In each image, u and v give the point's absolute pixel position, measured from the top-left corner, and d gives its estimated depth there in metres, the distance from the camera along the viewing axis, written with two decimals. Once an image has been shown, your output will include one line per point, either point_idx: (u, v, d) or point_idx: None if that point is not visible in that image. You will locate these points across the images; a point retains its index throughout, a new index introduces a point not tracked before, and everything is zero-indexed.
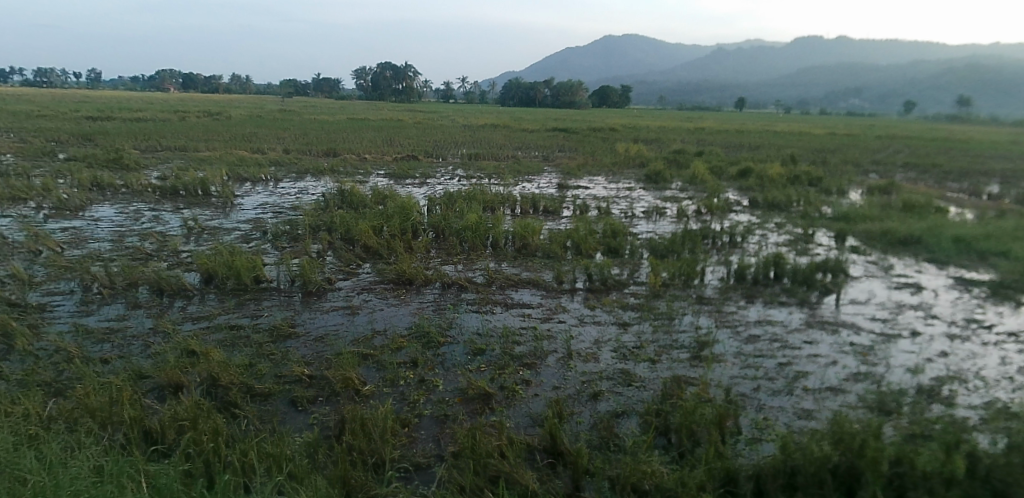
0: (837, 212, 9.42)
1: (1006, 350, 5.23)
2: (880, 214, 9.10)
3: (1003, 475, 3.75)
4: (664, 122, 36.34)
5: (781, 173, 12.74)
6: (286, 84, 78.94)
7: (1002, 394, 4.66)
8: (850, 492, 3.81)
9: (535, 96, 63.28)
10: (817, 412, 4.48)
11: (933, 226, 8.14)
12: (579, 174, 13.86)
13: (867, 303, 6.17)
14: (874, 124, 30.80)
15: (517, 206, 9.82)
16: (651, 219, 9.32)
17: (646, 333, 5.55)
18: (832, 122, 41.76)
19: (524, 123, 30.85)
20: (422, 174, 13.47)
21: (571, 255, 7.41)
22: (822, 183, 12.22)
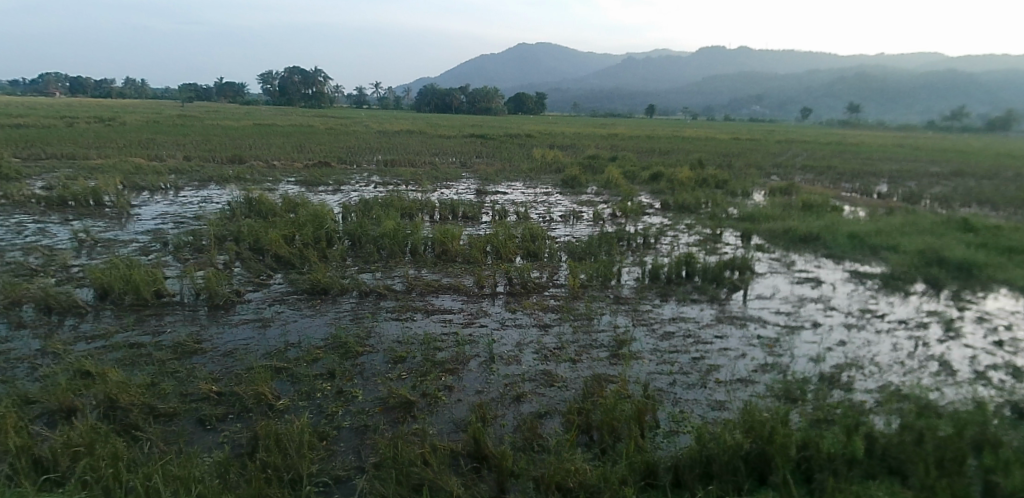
0: (742, 213, 9.94)
1: (896, 337, 5.65)
2: (782, 214, 9.66)
3: (897, 454, 4.12)
4: (576, 127, 37.47)
5: (690, 177, 13.33)
6: (193, 90, 74.92)
7: (894, 377, 5.03)
8: (761, 477, 4.10)
9: (455, 103, 63.53)
10: (729, 403, 4.71)
11: (830, 224, 8.72)
12: (496, 180, 13.99)
13: (772, 298, 6.51)
14: (775, 131, 32.82)
15: (436, 212, 9.79)
16: (569, 223, 9.51)
17: (566, 333, 5.64)
18: (732, 127, 44.32)
19: (440, 128, 30.72)
20: (335, 181, 13.22)
21: (490, 260, 7.46)
22: (728, 185, 12.87)
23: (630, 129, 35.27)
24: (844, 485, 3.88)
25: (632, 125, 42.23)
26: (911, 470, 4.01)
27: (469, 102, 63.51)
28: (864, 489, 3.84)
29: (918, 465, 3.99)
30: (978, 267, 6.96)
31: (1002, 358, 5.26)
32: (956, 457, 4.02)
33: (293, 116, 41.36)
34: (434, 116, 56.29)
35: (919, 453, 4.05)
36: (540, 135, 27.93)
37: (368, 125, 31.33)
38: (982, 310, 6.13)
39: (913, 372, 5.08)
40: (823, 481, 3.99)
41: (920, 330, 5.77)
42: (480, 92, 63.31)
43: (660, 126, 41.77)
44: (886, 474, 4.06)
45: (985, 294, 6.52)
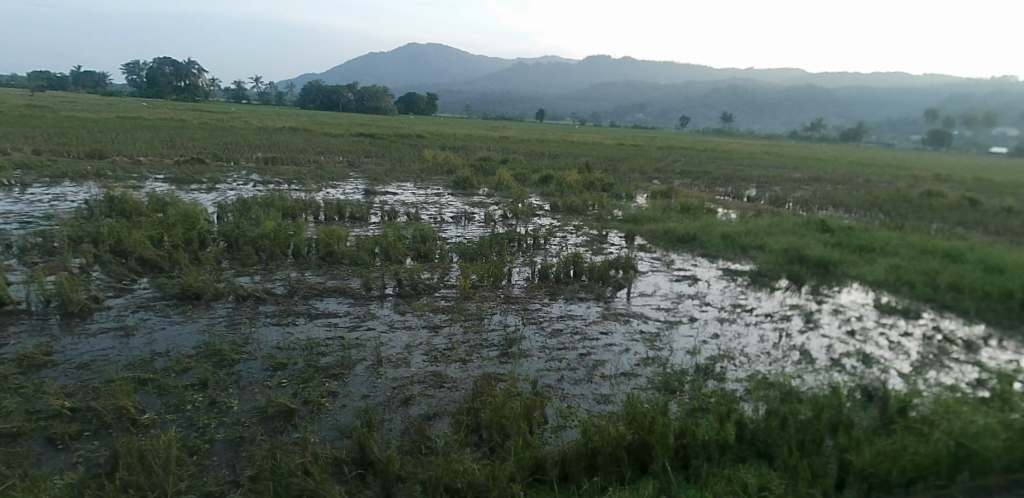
0: (626, 214, 10.43)
1: (763, 329, 6.14)
2: (663, 215, 10.25)
3: (764, 437, 4.48)
4: (468, 129, 37.80)
5: (578, 180, 13.83)
6: (53, 78, 67.88)
7: (761, 366, 5.45)
8: (642, 467, 4.31)
9: (353, 102, 62.02)
10: (612, 396, 4.92)
11: (706, 225, 9.36)
12: (385, 180, 13.84)
13: (653, 295, 6.87)
14: (657, 138, 34.85)
15: (321, 213, 9.51)
16: (460, 224, 9.56)
17: (457, 334, 5.66)
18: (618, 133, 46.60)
19: (330, 126, 29.74)
20: (210, 179, 12.51)
21: (379, 261, 7.35)
22: (613, 189, 13.48)
23: (525, 133, 35.91)
24: (716, 470, 4.17)
25: (527, 129, 43.05)
26: (774, 452, 4.37)
27: (366, 100, 62.23)
28: (734, 472, 4.14)
29: (781, 447, 4.36)
30: (833, 264, 7.73)
31: (852, 345, 5.84)
32: (813, 437, 4.42)
33: (168, 109, 38.62)
34: (328, 114, 54.61)
35: (781, 436, 4.43)
36: (436, 136, 27.78)
37: (252, 122, 29.88)
38: (835, 303, 6.79)
39: (778, 361, 5.53)
40: (697, 467, 4.27)
41: (783, 322, 6.29)
42: (379, 91, 62.27)
43: (554, 131, 42.92)
44: (753, 457, 4.40)
45: (839, 288, 7.24)
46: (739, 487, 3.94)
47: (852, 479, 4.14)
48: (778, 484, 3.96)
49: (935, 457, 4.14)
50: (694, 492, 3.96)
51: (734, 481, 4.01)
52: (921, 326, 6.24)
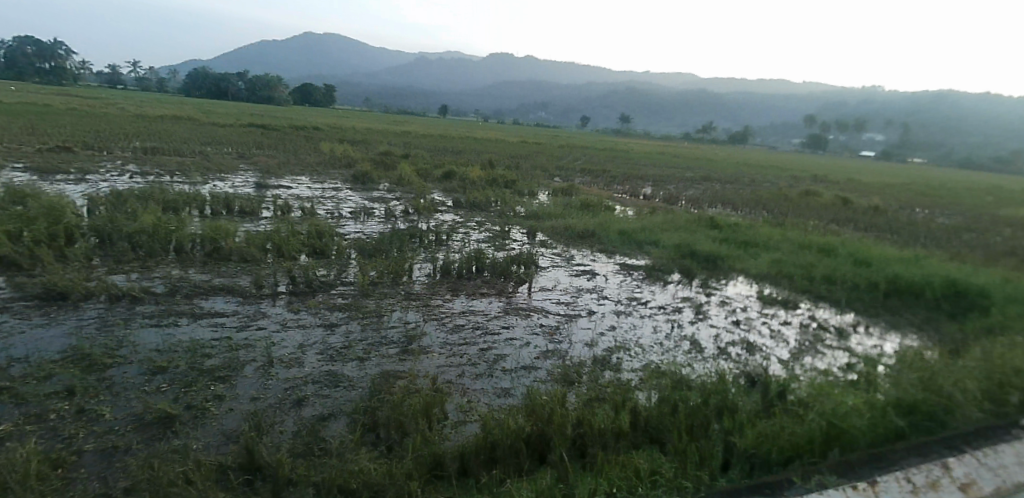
0: (529, 211, 10.63)
1: (656, 321, 6.44)
2: (563, 212, 10.53)
3: (655, 424, 4.71)
4: (372, 123, 37.25)
5: (480, 176, 13.97)
6: None
7: (654, 356, 5.71)
8: (541, 457, 4.41)
9: (254, 91, 59.28)
10: (513, 389, 5.00)
11: (604, 223, 9.71)
12: (279, 173, 13.42)
13: (553, 289, 7.04)
14: (561, 139, 35.90)
15: (207, 207, 9.05)
16: (358, 219, 9.42)
17: (354, 331, 5.57)
18: (524, 131, 47.52)
19: (226, 116, 28.28)
20: (80, 169, 11.58)
21: (270, 258, 7.10)
22: (515, 185, 13.73)
23: (434, 130, 35.72)
24: (610, 457, 4.32)
25: (436, 125, 42.84)
26: (664, 437, 4.60)
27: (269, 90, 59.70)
28: (626, 458, 4.31)
29: (671, 432, 4.58)
30: (719, 260, 8.28)
31: (737, 334, 6.24)
32: (700, 422, 4.69)
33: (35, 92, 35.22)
34: (226, 103, 51.89)
35: (671, 422, 4.66)
36: (341, 130, 27.08)
37: (134, 109, 27.91)
38: (722, 296, 7.23)
39: (670, 351, 5.82)
40: (593, 455, 4.41)
41: (675, 314, 6.64)
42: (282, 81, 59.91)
43: (464, 128, 42.99)
44: (645, 443, 4.60)
45: (726, 282, 7.73)
46: (632, 471, 4.08)
47: (736, 459, 4.37)
48: (668, 468, 4.15)
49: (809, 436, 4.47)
50: (589, 477, 4.06)
51: (628, 466, 4.15)
52: (798, 315, 6.75)
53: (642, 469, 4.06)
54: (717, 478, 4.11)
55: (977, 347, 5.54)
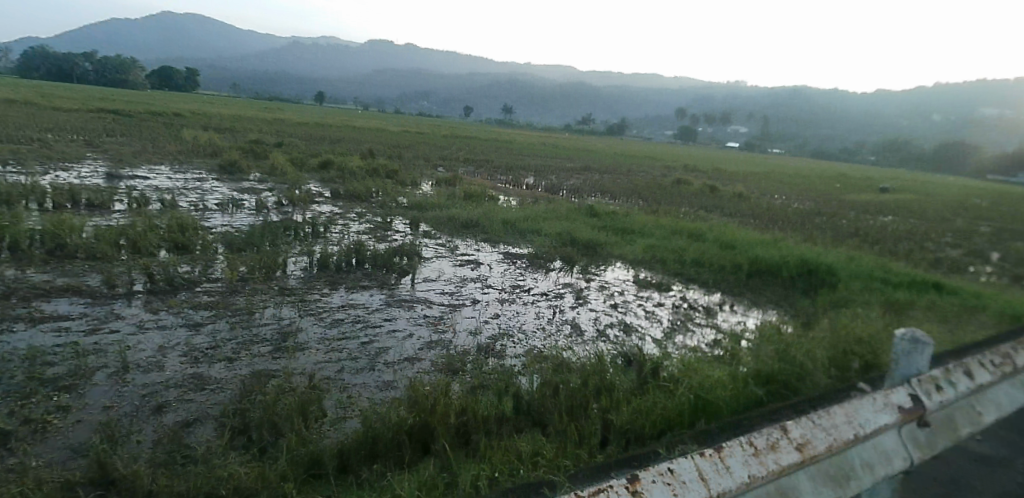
0: (411, 202, 10.73)
1: (539, 307, 6.61)
2: (447, 203, 10.73)
3: (537, 407, 4.85)
4: (247, 111, 36.25)
5: (360, 166, 14.24)
6: None
7: (537, 342, 5.86)
8: (425, 448, 4.40)
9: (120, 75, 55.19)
10: (395, 381, 4.97)
11: (487, 212, 9.95)
12: (134, 164, 13.06)
13: (437, 279, 7.08)
14: (446, 132, 36.90)
15: (49, 199, 8.40)
16: (226, 211, 9.26)
17: (222, 331, 5.37)
18: (410, 122, 47.98)
19: (82, 102, 25.82)
20: None
21: (125, 255, 6.75)
22: (397, 175, 14.04)
23: (321, 122, 34.60)
24: (494, 442, 4.39)
25: (325, 117, 41.53)
26: (545, 419, 4.75)
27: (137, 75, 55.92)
28: (509, 442, 4.39)
29: (553, 414, 4.71)
30: (597, 245, 8.69)
31: (615, 317, 6.53)
32: (580, 403, 4.88)
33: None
34: (87, 87, 48.07)
35: (553, 405, 4.82)
36: (218, 122, 25.61)
37: None
38: (602, 280, 7.57)
39: (552, 336, 6.00)
40: (476, 441, 4.46)
41: (557, 299, 6.85)
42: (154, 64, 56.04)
43: (355, 120, 41.98)
44: (528, 425, 4.71)
45: (604, 267, 8.10)
46: (515, 455, 4.15)
47: (614, 436, 4.56)
48: (549, 448, 4.25)
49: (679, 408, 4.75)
50: (472, 463, 4.08)
51: (512, 451, 4.23)
52: (671, 296, 7.18)
53: (524, 452, 4.15)
54: (596, 453, 4.27)
55: (823, 317, 6.11)
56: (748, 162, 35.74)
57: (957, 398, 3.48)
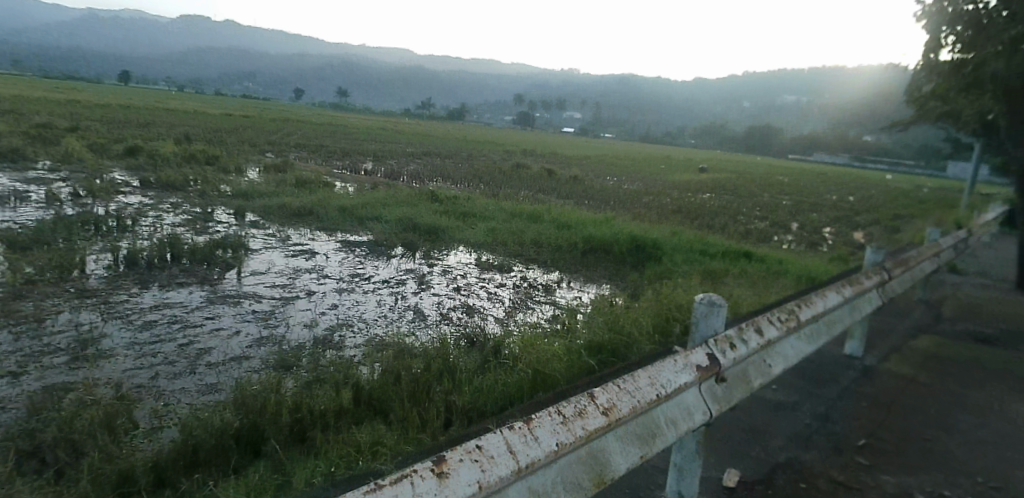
0: (235, 191, 12.00)
1: (380, 294, 6.59)
2: (275, 191, 12.09)
3: (377, 396, 4.71)
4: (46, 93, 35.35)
5: (179, 153, 16.10)
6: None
7: (377, 330, 5.76)
8: (256, 451, 4.12)
9: None
10: (219, 384, 4.66)
11: (320, 201, 10.73)
12: None
13: (266, 272, 7.06)
14: (275, 121, 38.67)
15: None
16: (11, 205, 9.25)
17: (5, 344, 4.80)
18: (237, 109, 49.81)
19: None
20: None
21: None
22: (219, 162, 16.18)
23: (155, 114, 32.22)
24: (330, 436, 4.18)
25: (159, 106, 39.28)
26: (387, 407, 4.62)
27: None
28: (347, 435, 4.18)
29: (394, 402, 4.57)
30: (440, 231, 9.11)
31: (459, 299, 6.60)
32: (422, 388, 4.80)
33: None
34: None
35: (395, 393, 4.70)
36: (25, 111, 23.07)
37: None
38: (444, 265, 7.76)
39: (393, 322, 5.94)
40: (313, 437, 4.23)
41: (399, 286, 6.86)
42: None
43: (196, 111, 39.44)
44: (369, 416, 4.53)
45: (448, 252, 8.42)
46: (354, 447, 3.97)
47: (457, 417, 4.51)
48: (390, 437, 4.07)
49: (518, 384, 4.78)
50: (306, 462, 3.83)
51: (351, 445, 4.03)
52: (512, 277, 7.42)
53: (363, 443, 3.97)
54: (438, 436, 4.16)
55: (648, 287, 6.59)
56: (596, 157, 38.49)
57: (748, 354, 3.62)
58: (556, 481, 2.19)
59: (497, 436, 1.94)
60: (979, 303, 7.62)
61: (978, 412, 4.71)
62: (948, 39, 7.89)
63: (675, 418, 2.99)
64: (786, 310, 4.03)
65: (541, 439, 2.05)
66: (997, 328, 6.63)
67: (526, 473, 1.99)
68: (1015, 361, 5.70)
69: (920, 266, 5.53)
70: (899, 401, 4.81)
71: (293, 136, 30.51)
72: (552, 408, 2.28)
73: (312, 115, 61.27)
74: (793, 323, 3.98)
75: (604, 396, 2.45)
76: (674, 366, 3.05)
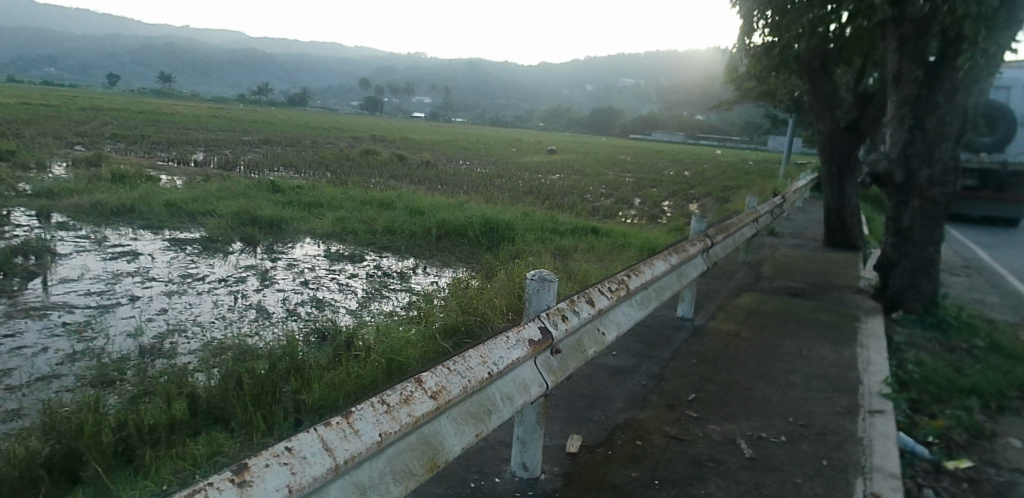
0: (37, 189, 11.02)
1: (216, 295, 6.30)
2: (89, 188, 11.35)
3: (217, 404, 4.29)
4: None
5: None
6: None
7: (214, 333, 5.43)
8: (75, 478, 3.57)
9: None
10: (23, 409, 4.09)
11: (140, 198, 10.23)
12: None
13: (81, 279, 6.49)
14: (99, 112, 35.49)
15: None
16: None
17: None
18: (56, 99, 45.00)
19: None
20: None
21: None
22: (16, 158, 14.74)
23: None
24: (161, 452, 3.72)
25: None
26: (228, 416, 4.24)
27: None
28: (183, 449, 3.70)
29: (236, 407, 4.16)
30: (282, 223, 9.19)
31: (306, 294, 6.44)
32: (268, 389, 4.40)
33: None
34: None
35: (236, 397, 4.28)
36: None
37: None
38: (289, 258, 7.70)
39: (231, 323, 5.64)
40: (142, 456, 3.71)
41: (238, 284, 6.62)
42: None
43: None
44: (206, 425, 4.11)
45: (293, 244, 8.41)
46: (189, 461, 3.49)
47: (307, 416, 4.07)
48: (233, 445, 3.63)
49: (372, 372, 4.55)
50: (133, 484, 3.32)
51: (185, 458, 3.57)
52: (364, 267, 7.41)
53: (200, 454, 3.51)
54: (288, 435, 3.78)
55: (501, 268, 6.78)
56: (453, 143, 38.92)
57: (583, 325, 3.59)
58: (384, 473, 1.89)
59: (310, 433, 1.57)
60: (796, 261, 8.58)
61: (790, 359, 5.28)
62: (759, 24, 8.71)
63: (510, 394, 2.81)
64: (616, 280, 4.18)
65: (362, 432, 1.73)
66: (808, 282, 7.52)
67: (347, 472, 1.67)
68: (822, 310, 6.46)
69: (741, 232, 6.08)
70: (724, 356, 5.26)
71: (120, 128, 28.25)
72: (373, 397, 1.94)
73: (149, 104, 56.19)
74: (623, 292, 4.13)
75: (432, 378, 2.17)
76: (505, 342, 2.83)
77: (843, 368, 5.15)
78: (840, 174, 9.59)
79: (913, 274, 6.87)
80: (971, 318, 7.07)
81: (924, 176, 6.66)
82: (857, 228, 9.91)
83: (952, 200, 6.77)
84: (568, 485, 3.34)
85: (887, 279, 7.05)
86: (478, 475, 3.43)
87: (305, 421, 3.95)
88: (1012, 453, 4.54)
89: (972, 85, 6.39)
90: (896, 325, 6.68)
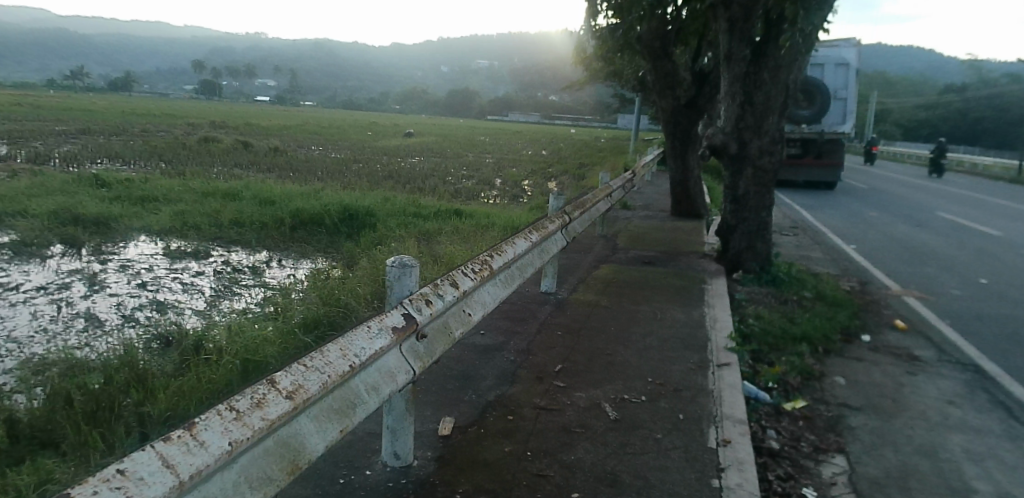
0: None
1: (35, 304, 5.57)
2: None
3: (43, 426, 3.74)
4: None
5: None
6: None
7: (35, 348, 4.79)
8: None
9: None
10: None
11: None
12: None
13: None
14: None
15: None
16: None
17: None
18: None
19: None
20: None
21: None
22: None
23: None
24: None
25: None
26: (59, 438, 3.70)
27: None
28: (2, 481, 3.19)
29: (67, 427, 3.66)
30: (110, 221, 8.32)
31: (145, 297, 5.87)
32: (106, 403, 3.92)
33: None
34: None
35: (67, 416, 3.76)
36: None
37: None
38: (122, 259, 6.97)
39: (56, 335, 5.00)
40: None
41: (62, 292, 5.89)
42: None
43: None
44: (32, 452, 3.56)
45: (125, 243, 7.63)
46: (9, 493, 3.01)
47: (153, 428, 3.67)
48: (64, 469, 3.18)
49: (226, 374, 4.20)
50: None
51: (4, 492, 3.05)
52: (211, 263, 6.91)
53: (23, 484, 3.04)
54: (131, 449, 3.38)
55: (362, 256, 6.63)
56: (307, 128, 37.27)
57: (447, 308, 3.53)
58: (239, 482, 1.72)
59: (146, 452, 1.42)
60: (650, 232, 9.18)
61: (647, 323, 5.63)
62: (603, 7, 9.13)
63: (376, 384, 2.69)
64: (479, 261, 4.16)
65: (209, 442, 1.57)
66: (660, 251, 8.06)
67: (195, 488, 1.50)
68: (674, 275, 6.97)
69: (596, 206, 6.35)
70: (587, 325, 5.50)
71: None
72: (220, 404, 1.79)
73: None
74: (486, 272, 4.13)
75: (287, 376, 2.02)
76: (367, 331, 2.71)
77: (694, 327, 5.58)
78: (682, 148, 10.36)
79: (750, 235, 7.59)
80: (799, 273, 7.98)
81: (755, 146, 7.32)
82: (699, 197, 10.70)
83: (778, 167, 7.54)
84: (443, 468, 3.32)
85: (728, 242, 7.72)
86: (347, 470, 3.30)
87: (152, 434, 3.54)
88: (836, 389, 5.20)
89: (790, 63, 7.11)
90: (738, 284, 7.37)
